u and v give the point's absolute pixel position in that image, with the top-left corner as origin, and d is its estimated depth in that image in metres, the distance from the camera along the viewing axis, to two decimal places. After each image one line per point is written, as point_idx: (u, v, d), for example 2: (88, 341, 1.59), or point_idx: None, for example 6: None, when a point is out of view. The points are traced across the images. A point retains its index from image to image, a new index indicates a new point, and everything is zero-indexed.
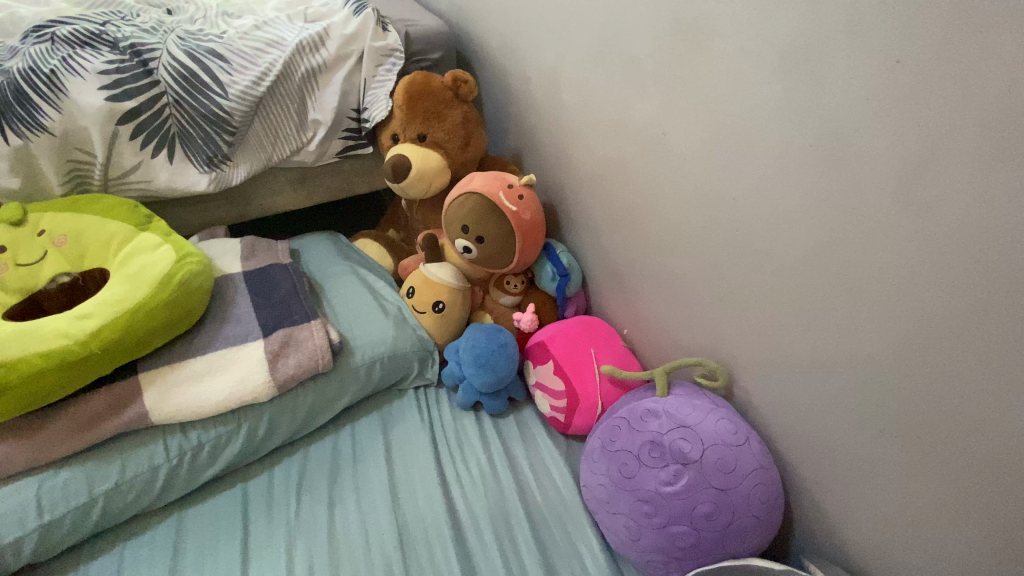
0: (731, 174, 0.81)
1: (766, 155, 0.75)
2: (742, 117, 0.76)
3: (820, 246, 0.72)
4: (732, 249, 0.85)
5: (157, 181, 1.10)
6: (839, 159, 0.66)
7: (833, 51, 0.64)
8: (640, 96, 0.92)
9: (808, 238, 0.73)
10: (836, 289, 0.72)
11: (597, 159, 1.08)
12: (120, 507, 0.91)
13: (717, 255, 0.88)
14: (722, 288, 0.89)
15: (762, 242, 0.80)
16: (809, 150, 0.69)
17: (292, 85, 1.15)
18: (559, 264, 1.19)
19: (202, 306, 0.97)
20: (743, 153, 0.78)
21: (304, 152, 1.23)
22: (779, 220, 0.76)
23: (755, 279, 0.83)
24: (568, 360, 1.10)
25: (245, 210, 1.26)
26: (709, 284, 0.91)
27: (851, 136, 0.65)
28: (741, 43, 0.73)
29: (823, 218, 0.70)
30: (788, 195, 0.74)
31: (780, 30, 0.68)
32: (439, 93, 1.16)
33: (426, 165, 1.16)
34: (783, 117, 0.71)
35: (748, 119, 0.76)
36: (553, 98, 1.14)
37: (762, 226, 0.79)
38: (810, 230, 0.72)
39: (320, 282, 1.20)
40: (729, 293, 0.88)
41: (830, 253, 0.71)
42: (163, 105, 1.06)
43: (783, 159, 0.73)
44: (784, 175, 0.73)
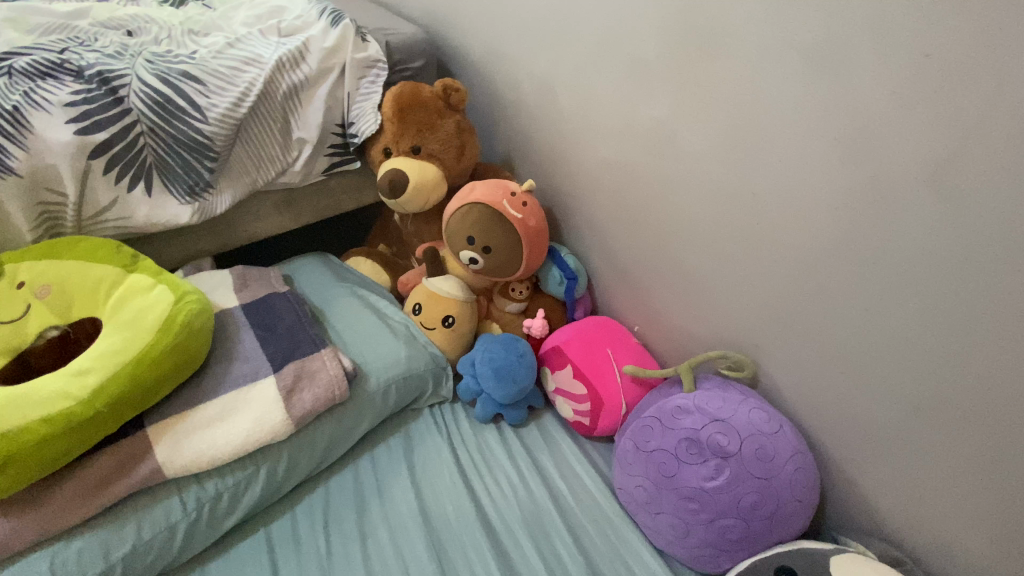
0: (747, 170, 0.82)
1: (783, 149, 0.77)
2: (756, 114, 0.78)
3: (844, 235, 0.74)
4: (750, 242, 0.87)
5: (135, 218, 1.02)
6: (863, 150, 0.69)
7: (852, 45, 0.66)
8: (643, 97, 0.93)
9: (829, 228, 0.76)
10: (863, 274, 0.74)
11: (598, 161, 1.07)
12: (139, 571, 0.85)
13: (733, 250, 0.90)
14: (740, 281, 0.91)
15: (781, 234, 0.82)
16: (831, 143, 0.72)
17: (274, 103, 1.10)
18: (566, 268, 1.18)
19: (206, 346, 0.91)
20: (758, 149, 0.80)
21: (290, 172, 1.17)
22: (799, 212, 0.78)
23: (775, 271, 0.85)
24: (587, 362, 1.10)
25: (230, 238, 1.19)
26: (725, 278, 0.93)
27: (874, 128, 0.67)
28: (755, 42, 0.75)
29: (847, 207, 0.73)
30: (808, 187, 0.76)
31: (797, 29, 0.70)
32: (430, 103, 1.13)
33: (422, 178, 1.13)
34: (801, 111, 0.73)
35: (764, 115, 0.77)
36: (546, 101, 1.13)
37: (782, 218, 0.81)
38: (833, 220, 0.75)
39: (321, 308, 1.16)
40: (747, 286, 0.90)
41: (853, 241, 0.74)
42: (137, 134, 0.99)
43: (802, 152, 0.75)
44: (802, 168, 0.76)
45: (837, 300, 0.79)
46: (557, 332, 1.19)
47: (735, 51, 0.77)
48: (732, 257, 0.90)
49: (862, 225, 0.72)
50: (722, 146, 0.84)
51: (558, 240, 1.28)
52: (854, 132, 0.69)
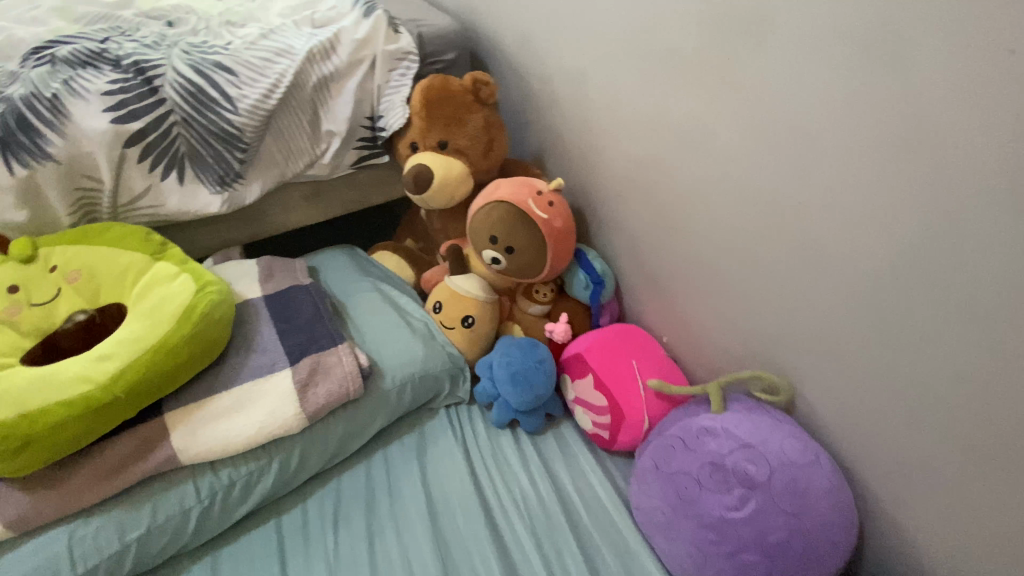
0: (792, 176, 0.75)
1: (834, 155, 0.70)
2: (805, 114, 0.71)
3: (899, 253, 0.67)
4: (791, 255, 0.80)
5: (167, 206, 1.05)
6: (926, 160, 0.61)
7: (921, 40, 0.59)
8: (680, 94, 0.87)
9: (881, 244, 0.68)
10: (918, 298, 0.67)
11: (631, 161, 1.02)
12: (153, 552, 0.87)
13: (773, 261, 0.83)
14: (778, 295, 0.84)
15: (827, 248, 0.74)
16: (889, 150, 0.64)
17: (304, 95, 1.09)
18: (593, 271, 1.13)
19: (226, 336, 0.92)
20: (806, 154, 0.73)
21: (319, 165, 1.17)
22: (850, 224, 0.71)
23: (819, 287, 0.78)
24: (608, 373, 1.06)
25: (259, 229, 1.21)
26: (762, 292, 0.86)
27: (941, 134, 0.59)
28: (807, 37, 0.68)
29: (904, 223, 0.65)
30: (860, 197, 0.69)
31: (856, 22, 0.63)
32: (459, 97, 1.10)
33: (448, 174, 1.10)
34: (856, 112, 0.66)
35: (813, 116, 0.70)
36: (580, 97, 1.08)
37: (829, 230, 0.74)
38: (887, 235, 0.67)
39: (342, 301, 1.15)
40: (786, 302, 0.83)
41: (911, 259, 0.66)
42: (171, 124, 1.00)
43: (856, 158, 0.67)
44: (855, 176, 0.68)
45: (888, 323, 0.71)
46: (579, 338, 1.15)
47: (785, 45, 0.71)
48: (771, 269, 0.83)
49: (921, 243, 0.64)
50: (766, 149, 0.77)
51: (587, 242, 1.23)
52: (917, 138, 0.61)
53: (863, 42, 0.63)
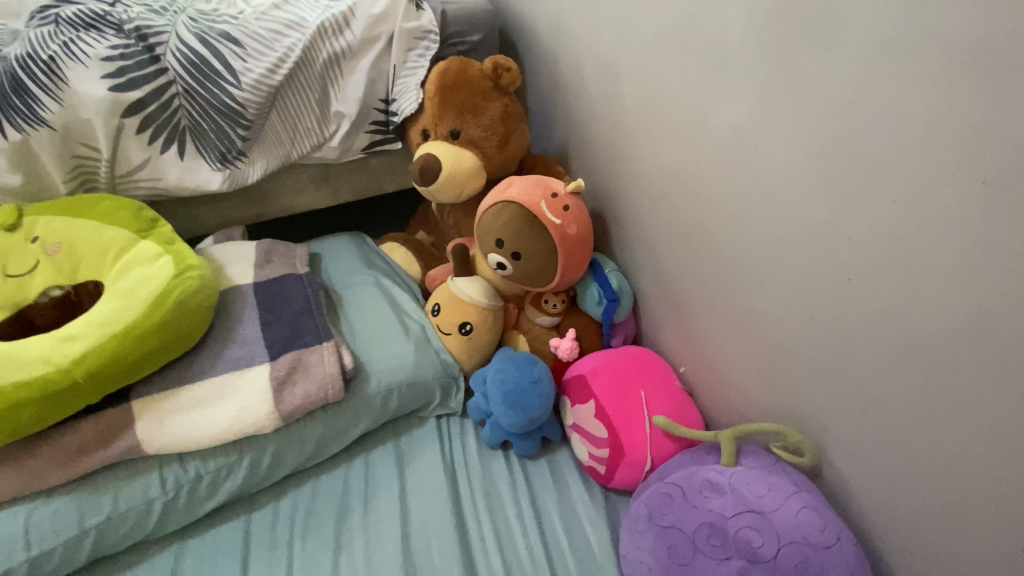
0: (846, 204, 0.62)
1: (903, 182, 0.55)
2: (870, 130, 0.57)
3: (974, 315, 0.53)
4: (836, 298, 0.66)
5: (167, 180, 1.00)
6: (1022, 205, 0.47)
7: None
8: (722, 95, 0.74)
9: (953, 299, 0.54)
10: (992, 374, 0.53)
11: (660, 168, 0.89)
12: (113, 540, 0.84)
13: (814, 303, 0.69)
14: (817, 342, 0.71)
15: (883, 295, 0.61)
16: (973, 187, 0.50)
17: (313, 72, 1.02)
18: (608, 287, 1.02)
19: (205, 324, 0.87)
20: (868, 178, 0.59)
21: (326, 148, 1.11)
22: (914, 272, 0.57)
23: (867, 340, 0.64)
24: (611, 400, 0.95)
25: (263, 210, 1.16)
26: (798, 335, 0.73)
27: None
28: (880, 34, 0.54)
29: (984, 279, 0.52)
30: (930, 238, 0.55)
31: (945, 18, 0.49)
32: (477, 83, 1.01)
33: (457, 167, 1.01)
34: (937, 133, 0.51)
35: (881, 132, 0.56)
36: (610, 91, 0.96)
37: (885, 275, 0.60)
38: (960, 291, 0.54)
39: (339, 293, 1.09)
40: (827, 352, 0.70)
41: (990, 325, 0.52)
42: (172, 95, 0.96)
43: (931, 190, 0.53)
44: (931, 212, 0.54)
45: (952, 396, 0.57)
46: (586, 358, 1.04)
47: (855, 39, 0.56)
48: (811, 310, 0.70)
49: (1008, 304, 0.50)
50: (819, 167, 0.64)
51: (608, 252, 1.12)
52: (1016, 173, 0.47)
53: (959, 42, 0.48)
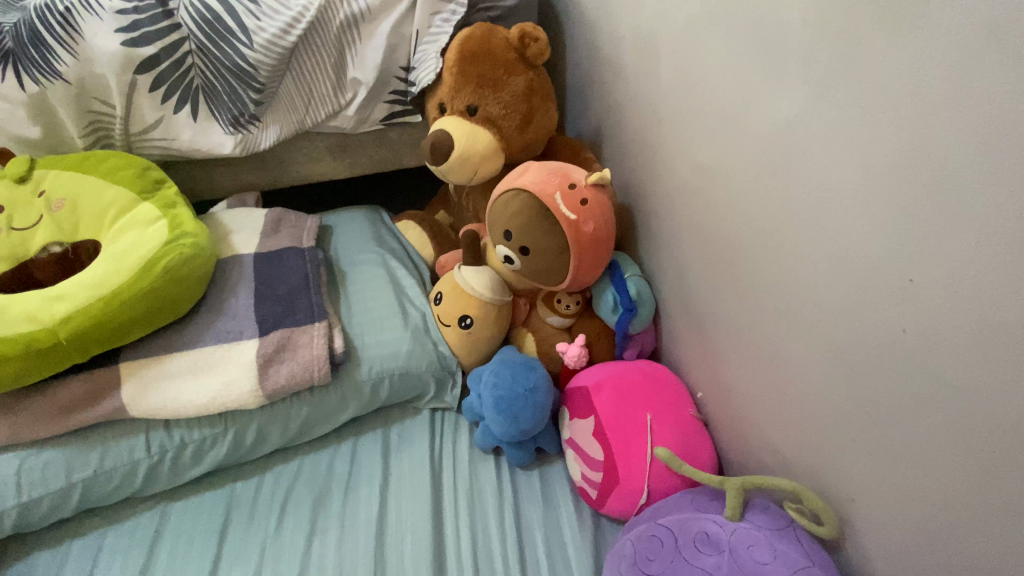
0: (909, 236, 0.48)
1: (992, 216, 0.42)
2: (956, 141, 0.43)
3: None
4: (882, 349, 0.54)
5: (179, 141, 0.99)
6: None
7: None
8: (773, 82, 0.60)
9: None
10: None
11: (695, 165, 0.77)
12: (100, 495, 0.85)
13: (856, 349, 0.57)
14: (855, 396, 0.58)
15: (946, 356, 0.47)
16: None
17: (330, 35, 0.96)
18: (625, 294, 0.91)
19: (198, 293, 0.86)
20: (944, 206, 0.45)
21: (343, 117, 1.05)
22: (989, 335, 0.43)
23: (916, 407, 0.51)
24: (612, 420, 0.87)
25: (279, 176, 1.12)
26: (832, 383, 0.61)
27: None
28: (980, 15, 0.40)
29: None
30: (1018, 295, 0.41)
31: None
32: (501, 54, 0.90)
33: (471, 147, 0.91)
34: None
35: (971, 146, 0.42)
36: (648, 72, 0.83)
37: (948, 332, 0.47)
38: None
39: (343, 270, 1.04)
40: (865, 409, 0.57)
41: None
42: (185, 53, 0.93)
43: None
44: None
45: (1018, 502, 0.44)
46: (593, 369, 0.95)
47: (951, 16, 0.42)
48: (853, 357, 0.57)
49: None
50: (882, 184, 0.50)
51: (633, 254, 1.01)
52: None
53: None
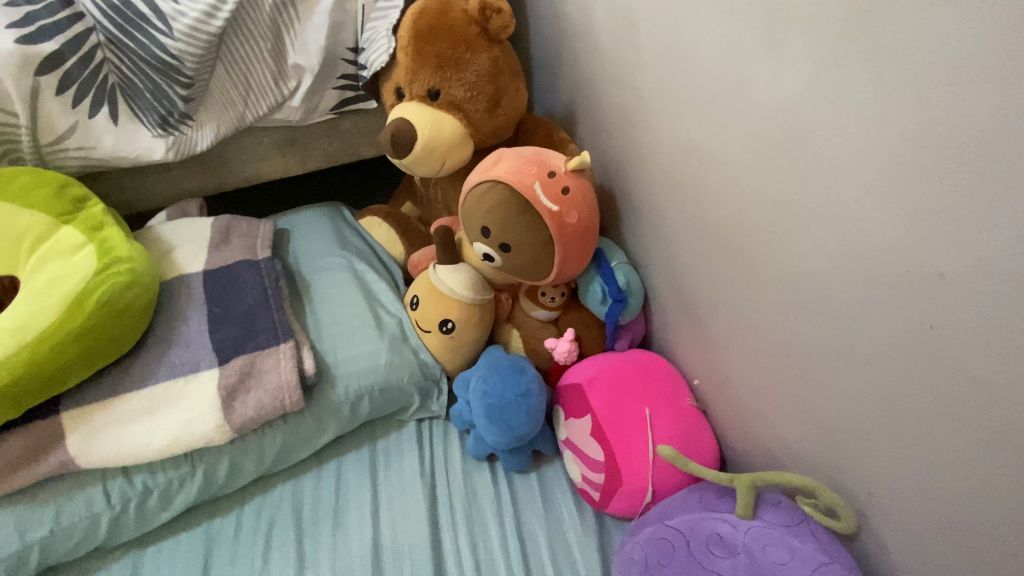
0: (935, 224, 0.44)
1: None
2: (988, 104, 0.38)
3: None
4: (901, 342, 0.50)
5: (101, 149, 0.86)
6: None
7: None
8: (770, 54, 0.54)
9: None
10: None
11: (682, 144, 0.71)
12: (60, 555, 0.77)
13: (871, 340, 0.53)
14: (868, 386, 0.55)
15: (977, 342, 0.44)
16: None
17: (263, 16, 0.85)
18: (613, 284, 0.86)
19: (141, 325, 0.75)
20: (973, 182, 0.41)
21: (288, 108, 0.95)
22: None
23: (941, 396, 0.48)
24: (610, 418, 0.83)
25: (224, 179, 1.01)
26: (845, 373, 0.57)
27: None
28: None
29: None
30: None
31: None
32: (461, 30, 0.81)
33: (436, 136, 0.82)
34: None
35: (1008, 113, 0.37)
36: (623, 44, 0.76)
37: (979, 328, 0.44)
38: None
39: (306, 279, 0.95)
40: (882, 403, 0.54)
41: None
42: (93, 46, 0.81)
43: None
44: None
45: None
46: (585, 363, 0.91)
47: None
48: (868, 347, 0.54)
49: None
50: (895, 158, 0.46)
51: (617, 238, 0.95)
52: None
53: None
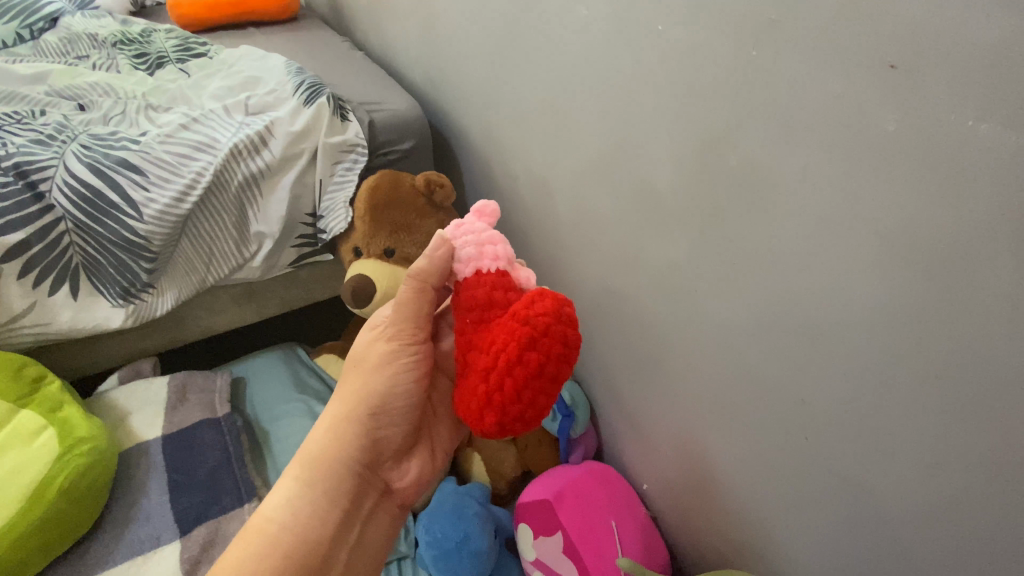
0: (803, 371, 0.54)
1: (904, 316, 0.44)
2: (806, 266, 0.50)
3: (915, 505, 0.49)
4: (798, 462, 0.59)
5: (57, 323, 0.91)
6: (958, 405, 0.42)
7: (973, 259, 0.38)
8: (657, 234, 0.66)
9: (987, 455, 0.42)
10: (947, 562, 0.48)
11: (600, 286, 0.82)
12: None
13: None
14: None
15: (884, 450, 0.49)
16: (921, 383, 0.44)
17: (228, 195, 0.96)
18: (561, 401, 0.96)
19: (73, 539, 0.75)
20: (794, 340, 0.54)
21: (248, 268, 1.03)
22: (911, 434, 0.46)
23: (841, 503, 0.56)
24: (500, 425, 0.52)
25: (177, 335, 1.07)
26: (753, 474, 0.66)
27: (984, 385, 0.40)
28: (804, 208, 0.48)
29: (923, 470, 0.47)
30: (938, 389, 0.43)
31: (881, 208, 0.42)
32: (409, 200, 0.95)
33: (394, 286, 0.93)
34: (884, 330, 0.46)
35: (837, 262, 0.47)
36: (543, 208, 0.88)
37: (849, 458, 0.53)
38: (903, 481, 0.49)
39: (266, 429, 0.98)
40: None
41: (940, 519, 0.47)
42: (60, 233, 0.88)
43: (922, 323, 0.43)
44: (914, 355, 0.44)
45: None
46: (463, 289, 0.57)
47: (794, 159, 0.47)
48: None
49: (1018, 467, 0.40)
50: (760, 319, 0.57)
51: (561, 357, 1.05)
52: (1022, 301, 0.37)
53: (892, 232, 0.42)
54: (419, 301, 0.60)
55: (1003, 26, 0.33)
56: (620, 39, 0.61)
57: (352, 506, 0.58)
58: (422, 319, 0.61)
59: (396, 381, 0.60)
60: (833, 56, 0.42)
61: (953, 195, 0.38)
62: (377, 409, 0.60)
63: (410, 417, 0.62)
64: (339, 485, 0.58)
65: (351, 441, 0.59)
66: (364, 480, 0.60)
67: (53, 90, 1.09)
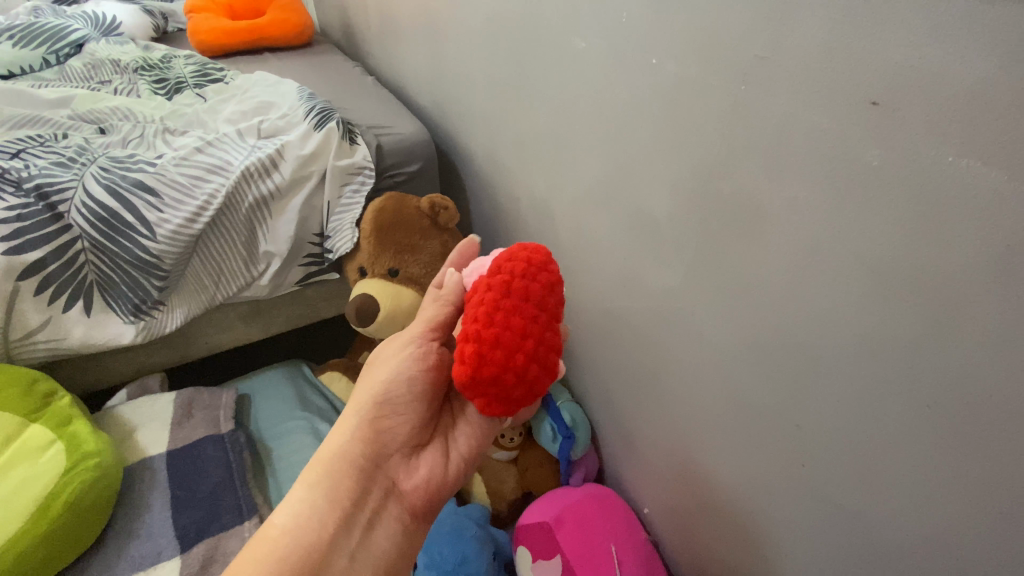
0: (797, 397, 0.55)
1: (893, 346, 0.44)
2: (798, 293, 0.51)
3: (910, 535, 0.48)
4: (794, 489, 0.59)
5: (70, 339, 0.93)
6: (950, 435, 0.42)
7: (959, 290, 0.39)
8: (654, 258, 0.67)
9: (978, 486, 0.42)
10: None
11: (600, 307, 0.83)
12: None
13: None
14: None
15: (878, 479, 0.49)
16: (913, 413, 0.44)
17: (239, 215, 0.99)
18: (561, 422, 0.96)
19: (78, 552, 0.76)
20: (788, 366, 0.54)
21: (256, 287, 1.05)
22: (905, 463, 0.46)
23: (837, 531, 0.55)
24: (478, 354, 0.49)
25: (186, 351, 1.09)
26: (750, 500, 0.66)
27: (975, 415, 0.40)
28: (795, 237, 0.49)
29: (917, 500, 0.46)
30: (929, 419, 0.43)
31: (869, 239, 0.43)
32: (414, 221, 0.97)
33: (397, 306, 0.95)
34: (875, 359, 0.46)
35: (827, 290, 0.48)
36: (544, 230, 0.90)
37: (844, 485, 0.53)
38: (898, 511, 0.48)
39: (269, 446, 0.99)
40: None
41: (935, 550, 0.47)
42: (77, 252, 0.91)
43: (911, 352, 0.43)
44: (905, 384, 0.44)
45: None
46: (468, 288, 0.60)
47: (785, 189, 0.48)
48: None
49: (1011, 499, 0.40)
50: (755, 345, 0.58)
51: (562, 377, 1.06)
52: (1006, 334, 0.37)
53: (880, 263, 0.43)
54: (438, 310, 0.62)
55: (978, 69, 0.34)
56: (616, 71, 0.63)
57: (354, 507, 0.58)
58: (437, 327, 0.62)
59: (400, 381, 0.62)
60: (818, 94, 0.43)
61: (938, 227, 0.39)
62: (383, 400, 0.62)
63: (415, 413, 0.63)
64: (342, 476, 0.59)
65: (356, 438, 0.61)
66: (368, 475, 0.60)
67: (75, 114, 1.13)
